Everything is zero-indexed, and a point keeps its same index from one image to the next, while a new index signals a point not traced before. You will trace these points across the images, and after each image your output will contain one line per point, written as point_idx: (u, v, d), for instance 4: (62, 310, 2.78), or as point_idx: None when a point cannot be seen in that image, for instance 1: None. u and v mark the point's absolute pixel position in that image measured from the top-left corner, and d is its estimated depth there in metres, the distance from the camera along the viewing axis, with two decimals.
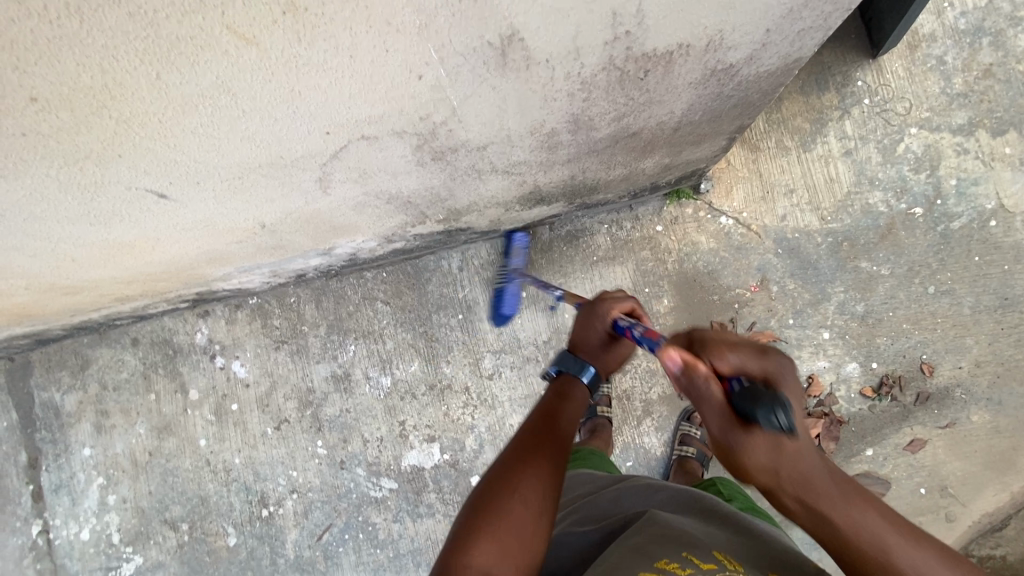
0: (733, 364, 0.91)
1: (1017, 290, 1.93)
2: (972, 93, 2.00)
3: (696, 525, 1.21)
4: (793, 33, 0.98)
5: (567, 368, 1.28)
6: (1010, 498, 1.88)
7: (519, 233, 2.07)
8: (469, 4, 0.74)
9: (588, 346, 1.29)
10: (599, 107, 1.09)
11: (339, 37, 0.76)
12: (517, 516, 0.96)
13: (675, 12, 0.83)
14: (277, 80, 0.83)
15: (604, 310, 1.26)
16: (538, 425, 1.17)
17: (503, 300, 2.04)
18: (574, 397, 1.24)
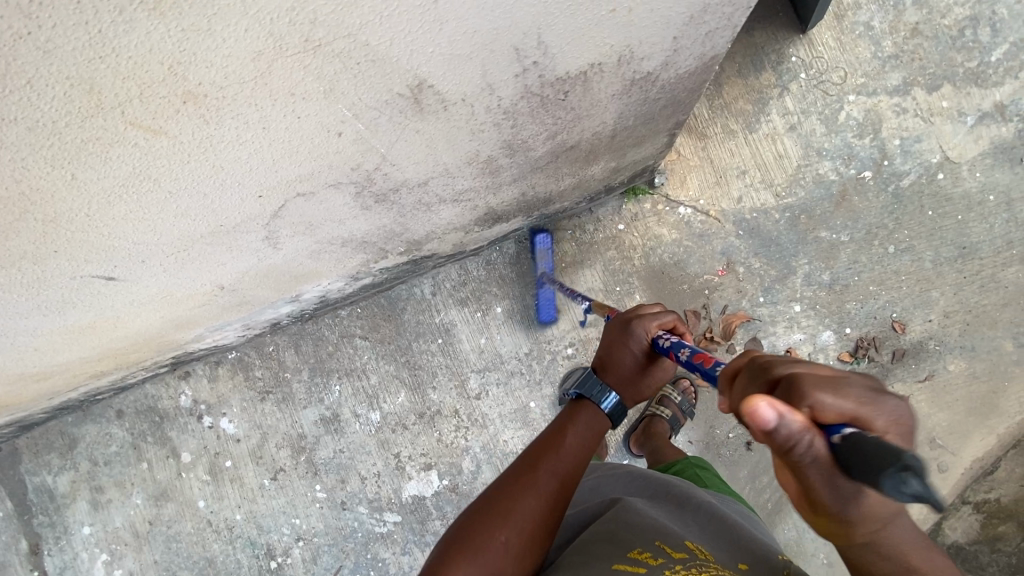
0: (842, 410, 0.68)
1: (973, 238, 1.98)
2: (902, 53, 2.04)
3: (673, 518, 1.25)
4: (701, 35, 1.00)
5: (590, 392, 1.24)
6: (997, 441, 1.92)
7: (541, 235, 2.07)
8: (369, 63, 0.76)
9: (617, 370, 1.24)
10: (530, 129, 1.11)
11: (245, 113, 0.78)
12: (498, 547, 1.04)
13: (578, 38, 0.85)
14: (196, 161, 0.84)
15: (639, 330, 1.20)
16: (535, 456, 1.18)
17: (540, 307, 2.10)
18: (585, 425, 1.23)
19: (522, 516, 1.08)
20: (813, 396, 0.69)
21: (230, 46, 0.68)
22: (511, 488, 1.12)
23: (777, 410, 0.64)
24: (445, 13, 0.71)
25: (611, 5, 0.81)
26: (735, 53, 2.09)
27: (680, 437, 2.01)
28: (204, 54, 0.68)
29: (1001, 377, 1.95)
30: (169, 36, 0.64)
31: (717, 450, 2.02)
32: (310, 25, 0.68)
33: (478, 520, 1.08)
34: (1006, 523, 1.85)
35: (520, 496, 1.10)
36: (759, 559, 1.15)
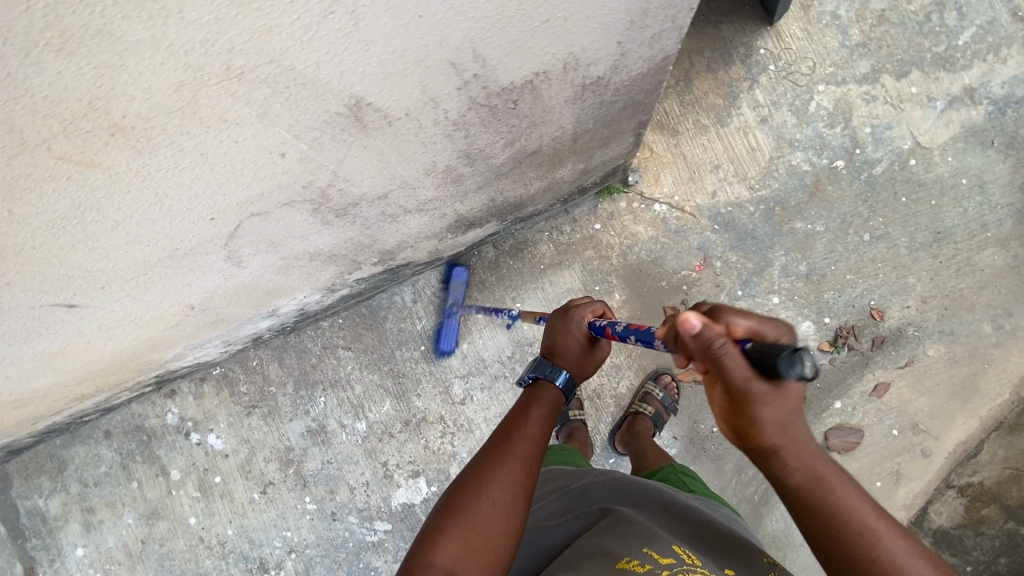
0: (748, 328, 0.91)
1: (947, 223, 1.98)
2: (870, 41, 2.04)
3: (659, 523, 1.26)
4: (647, 38, 1.01)
5: (544, 372, 1.24)
6: (979, 424, 1.93)
7: (458, 267, 2.11)
8: (299, 86, 0.76)
9: (565, 353, 1.25)
10: (485, 138, 1.11)
11: (179, 142, 0.78)
12: (483, 512, 0.99)
13: (516, 49, 0.85)
14: (137, 189, 0.84)
15: (576, 315, 1.26)
16: (507, 427, 1.15)
17: (441, 337, 2.12)
18: (548, 402, 1.20)
19: (503, 482, 1.03)
20: (727, 319, 0.92)
21: (148, 79, 0.68)
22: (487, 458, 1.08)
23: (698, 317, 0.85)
24: (370, 34, 0.72)
25: (544, 15, 0.81)
26: (704, 47, 2.09)
27: (664, 433, 2.02)
28: (122, 88, 0.68)
29: (980, 360, 1.95)
30: (84, 73, 0.64)
31: (702, 445, 2.03)
32: (229, 53, 0.68)
33: (455, 500, 1.02)
34: (990, 506, 1.86)
35: (499, 465, 1.06)
36: (744, 562, 1.17)
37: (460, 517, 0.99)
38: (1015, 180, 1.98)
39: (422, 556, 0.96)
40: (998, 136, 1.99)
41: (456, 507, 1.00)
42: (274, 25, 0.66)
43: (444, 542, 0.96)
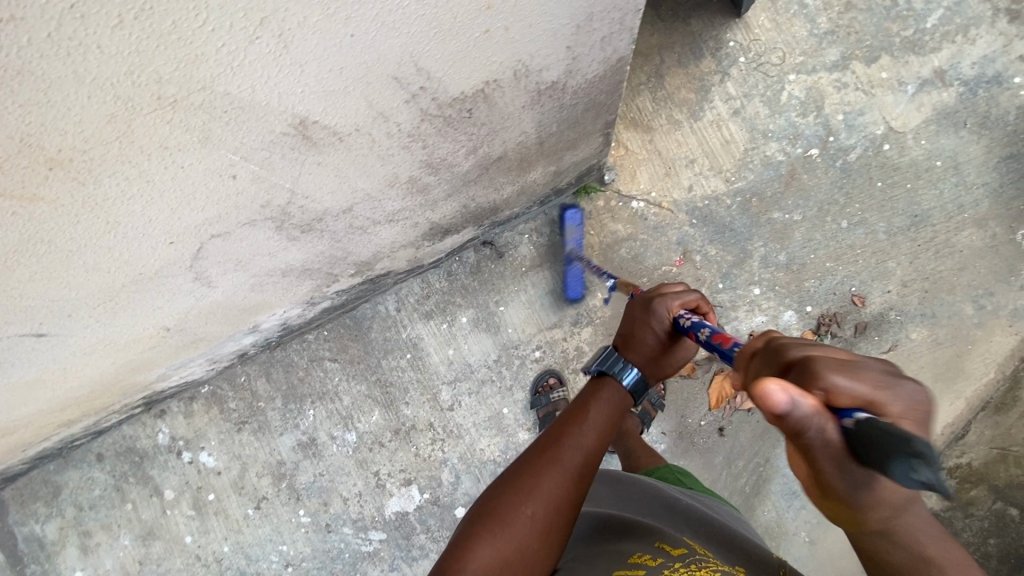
0: (856, 395, 0.68)
1: (924, 206, 1.99)
2: (838, 28, 2.05)
3: (667, 518, 1.28)
4: (597, 41, 1.01)
5: (612, 368, 1.11)
6: (967, 405, 1.92)
7: (571, 211, 2.03)
8: (237, 110, 0.76)
9: (639, 348, 1.12)
10: (444, 148, 1.12)
11: (122, 170, 0.79)
12: (523, 526, 0.95)
13: (459, 60, 0.86)
14: (88, 219, 0.85)
15: (662, 307, 1.11)
16: (557, 430, 1.07)
17: (567, 283, 2.06)
18: (609, 404, 1.09)
19: (546, 494, 0.98)
20: (827, 381, 0.68)
21: (77, 113, 0.68)
22: (532, 464, 1.02)
23: (789, 394, 0.62)
24: (302, 55, 0.72)
25: (483, 25, 0.81)
26: (674, 43, 2.10)
27: (653, 430, 2.02)
28: (51, 124, 0.68)
29: (964, 341, 1.95)
30: (11, 112, 0.64)
31: (691, 439, 2.03)
32: (157, 83, 0.68)
33: (495, 506, 0.97)
34: (979, 487, 1.86)
35: (544, 474, 1.00)
36: (753, 555, 1.19)
37: (499, 527, 0.94)
38: (989, 160, 1.98)
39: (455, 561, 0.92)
40: (970, 117, 2.00)
41: (494, 514, 0.96)
42: (199, 53, 0.67)
43: (480, 549, 0.92)
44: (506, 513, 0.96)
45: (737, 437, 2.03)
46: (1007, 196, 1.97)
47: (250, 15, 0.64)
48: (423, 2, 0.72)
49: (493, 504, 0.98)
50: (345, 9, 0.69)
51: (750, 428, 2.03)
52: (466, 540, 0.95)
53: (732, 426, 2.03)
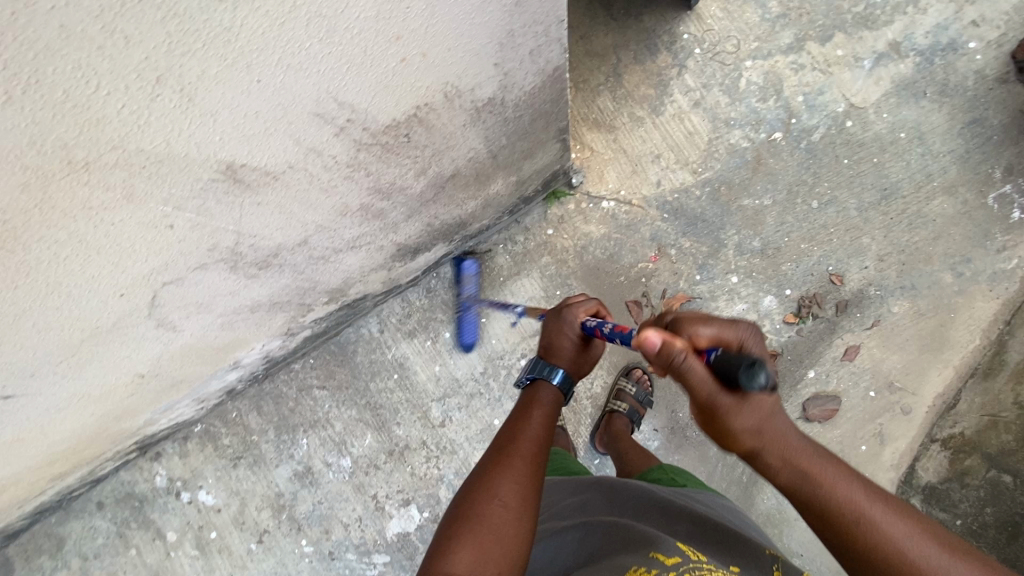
0: (710, 336, 0.91)
1: (892, 179, 1.98)
2: (790, 10, 2.05)
3: (661, 523, 1.26)
4: (526, 55, 1.02)
5: (541, 372, 1.21)
6: (955, 373, 1.91)
7: (467, 260, 2.09)
8: (156, 164, 0.77)
9: (561, 352, 1.22)
10: (391, 172, 1.12)
11: (50, 236, 0.80)
12: (497, 515, 0.96)
13: (382, 90, 0.87)
14: (29, 283, 0.85)
15: (570, 315, 1.22)
16: (508, 432, 1.13)
17: (461, 329, 2.09)
18: (547, 402, 1.19)
19: (512, 482, 1.01)
20: (690, 330, 0.91)
21: None
22: (489, 468, 1.05)
23: (659, 337, 0.86)
24: (211, 105, 0.73)
25: (399, 55, 0.83)
26: (628, 40, 2.10)
27: (645, 428, 2.02)
28: None
29: (947, 309, 1.94)
30: None
31: (683, 433, 2.02)
32: (64, 149, 0.69)
33: (465, 508, 0.99)
34: (972, 456, 1.85)
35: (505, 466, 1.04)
36: (751, 558, 1.15)
37: (474, 524, 0.95)
38: (952, 127, 1.98)
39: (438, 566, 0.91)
40: (929, 86, 2.00)
41: (464, 516, 0.97)
42: (101, 116, 0.68)
43: (459, 549, 0.92)
44: (477, 510, 0.97)
45: None
46: (973, 162, 1.97)
47: (144, 75, 0.65)
48: (325, 41, 0.74)
49: (462, 507, 0.99)
50: (245, 57, 0.70)
51: None
52: (444, 544, 0.95)
53: None
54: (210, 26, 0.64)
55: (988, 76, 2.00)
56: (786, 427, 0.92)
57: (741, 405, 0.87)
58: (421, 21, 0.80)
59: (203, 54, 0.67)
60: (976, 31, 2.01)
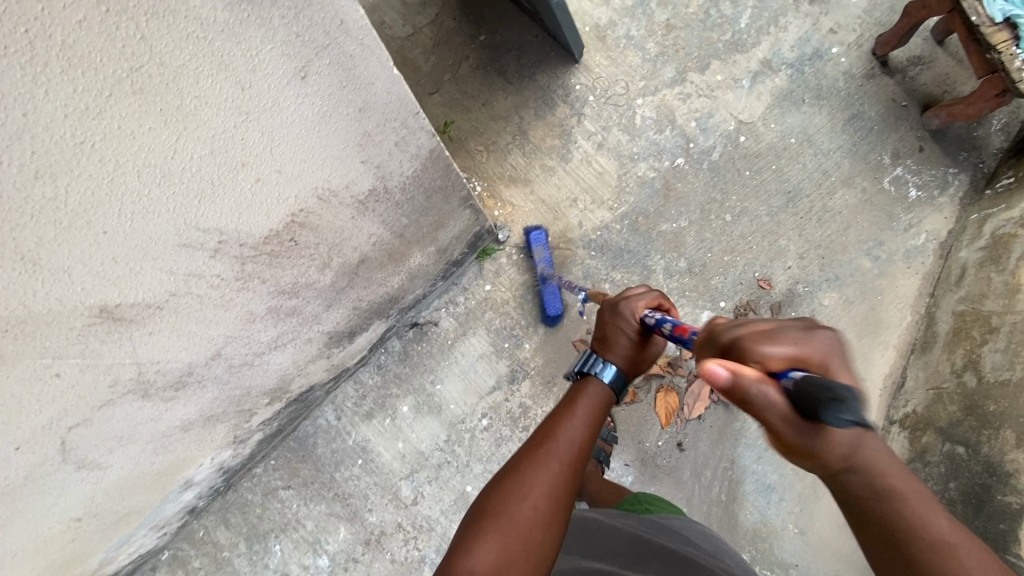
0: (785, 356, 0.79)
1: (794, 181, 2.10)
2: (667, 48, 2.21)
3: (634, 563, 1.13)
4: (392, 147, 1.12)
5: (592, 367, 1.12)
6: (896, 352, 1.98)
7: (535, 232, 2.09)
8: (19, 325, 0.79)
9: (616, 347, 1.15)
10: (290, 273, 1.16)
11: None
12: (525, 520, 0.94)
13: (246, 209, 0.93)
14: None
15: (628, 307, 1.16)
16: (548, 424, 1.06)
17: (545, 301, 2.06)
18: (596, 400, 1.09)
19: (546, 487, 0.97)
20: (757, 352, 0.80)
21: None
22: (532, 451, 1.01)
23: (726, 368, 0.74)
24: (60, 263, 0.77)
25: (252, 175, 0.90)
26: (527, 99, 2.23)
27: (615, 464, 2.00)
28: None
29: (874, 293, 2.02)
30: None
31: (655, 462, 2.01)
32: None
33: (495, 502, 0.96)
34: (928, 432, 1.80)
35: (540, 466, 0.99)
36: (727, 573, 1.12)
37: (501, 521, 0.94)
38: (836, 125, 2.13)
39: (461, 563, 0.92)
40: (806, 93, 2.16)
41: (494, 512, 0.95)
42: None
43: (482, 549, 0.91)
44: (504, 509, 0.95)
45: (697, 448, 2.02)
46: (862, 154, 2.10)
47: None
48: (165, 184, 0.80)
49: (491, 502, 0.97)
50: (82, 216, 0.75)
51: (707, 434, 2.02)
52: (469, 537, 0.95)
53: (690, 438, 2.02)
54: (34, 200, 0.69)
55: (856, 75, 2.16)
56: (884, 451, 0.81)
57: (825, 442, 0.76)
58: (264, 146, 0.88)
59: (35, 224, 0.71)
60: (836, 37, 2.18)
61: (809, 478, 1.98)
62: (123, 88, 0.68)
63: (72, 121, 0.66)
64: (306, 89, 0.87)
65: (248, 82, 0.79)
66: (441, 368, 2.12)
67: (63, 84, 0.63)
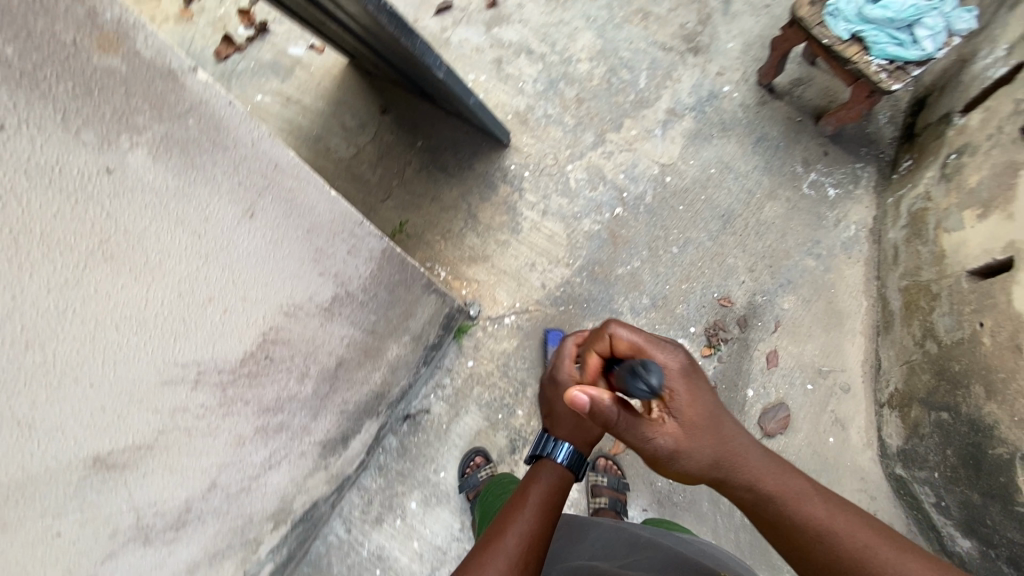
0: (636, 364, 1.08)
1: (725, 205, 2.29)
2: (582, 118, 2.46)
3: (626, 562, 1.16)
4: (346, 255, 1.26)
5: (546, 449, 1.25)
6: (864, 337, 2.08)
7: (554, 332, 2.19)
8: (18, 489, 0.82)
9: (562, 423, 1.27)
10: (273, 388, 1.24)
11: None
12: None
13: (220, 337, 1.03)
14: None
15: (561, 372, 1.20)
16: (503, 515, 1.15)
17: None
18: (548, 482, 1.21)
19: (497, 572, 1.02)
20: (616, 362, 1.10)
21: None
22: (488, 540, 1.09)
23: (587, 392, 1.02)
24: (53, 422, 0.83)
25: (220, 307, 1.00)
26: (470, 187, 2.43)
27: (633, 511, 1.98)
28: None
29: (826, 288, 2.15)
30: None
31: (671, 501, 1.99)
32: None
33: None
34: (914, 406, 1.85)
35: (492, 554, 1.05)
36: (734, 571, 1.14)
37: None
38: (747, 149, 2.36)
39: None
40: (713, 128, 2.40)
41: None
42: None
43: None
44: None
45: None
46: (776, 168, 2.32)
47: None
48: (142, 330, 0.89)
49: None
50: (69, 373, 0.82)
51: None
52: None
53: None
54: (25, 368, 0.76)
55: (751, 104, 2.42)
56: (746, 448, 1.08)
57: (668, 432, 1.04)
58: (226, 280, 0.99)
59: (28, 389, 0.78)
60: (725, 77, 2.46)
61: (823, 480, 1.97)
62: (96, 258, 0.79)
63: (55, 294, 0.76)
64: (255, 225, 1.01)
65: (203, 230, 0.92)
66: (442, 452, 2.13)
67: (43, 264, 0.73)
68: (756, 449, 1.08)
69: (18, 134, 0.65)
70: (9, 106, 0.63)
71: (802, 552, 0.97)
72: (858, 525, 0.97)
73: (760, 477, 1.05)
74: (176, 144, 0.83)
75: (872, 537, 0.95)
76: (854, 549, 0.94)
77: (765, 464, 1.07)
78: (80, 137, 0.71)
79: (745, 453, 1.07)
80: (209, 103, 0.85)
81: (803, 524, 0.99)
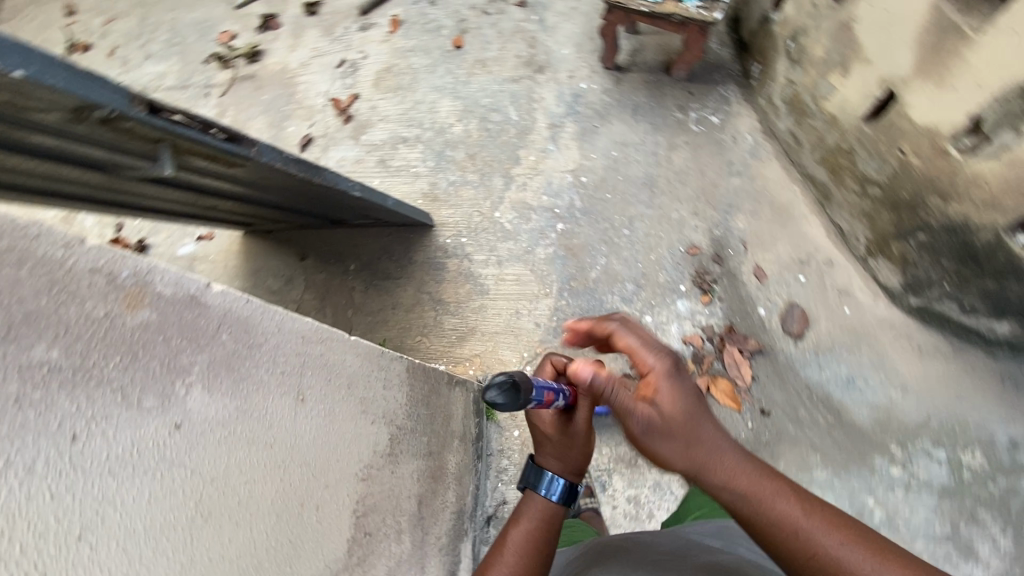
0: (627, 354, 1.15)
1: (643, 173, 2.45)
2: (483, 168, 2.56)
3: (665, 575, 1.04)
4: (381, 393, 1.22)
5: (530, 480, 1.23)
6: (815, 216, 2.28)
7: None
8: None
9: (546, 451, 1.25)
10: (382, 560, 1.12)
11: None
12: None
13: (324, 537, 0.94)
14: None
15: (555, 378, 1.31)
16: (489, 556, 1.18)
17: None
18: (535, 518, 1.20)
19: None
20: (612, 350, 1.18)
21: None
22: None
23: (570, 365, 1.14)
24: None
25: (313, 505, 0.93)
26: (420, 278, 2.42)
27: None
28: None
29: (761, 194, 2.34)
30: None
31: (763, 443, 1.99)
32: None
33: None
34: (892, 244, 2.02)
35: None
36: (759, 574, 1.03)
37: None
38: (630, 121, 2.55)
39: None
40: (593, 120, 2.58)
41: None
42: None
43: None
44: None
45: (777, 404, 2.05)
46: (662, 124, 2.52)
47: None
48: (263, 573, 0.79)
49: None
50: None
51: (772, 385, 2.07)
52: None
53: (766, 400, 2.05)
54: None
55: (611, 86, 2.64)
56: (721, 439, 1.02)
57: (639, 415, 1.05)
58: (308, 476, 0.93)
59: None
60: (577, 76, 2.67)
61: (865, 347, 2.08)
62: (199, 522, 0.70)
63: None
64: (308, 409, 0.96)
65: (273, 439, 0.86)
66: None
67: (158, 562, 0.64)
68: (728, 441, 1.02)
69: (90, 435, 0.58)
70: (73, 411, 0.57)
71: (773, 546, 0.91)
72: (834, 523, 0.90)
73: (734, 469, 0.98)
74: (221, 367, 0.78)
75: (849, 535, 0.89)
76: (830, 554, 0.87)
77: (741, 456, 1.00)
78: (143, 405, 0.64)
79: (720, 445, 1.01)
80: (232, 311, 0.81)
81: (777, 520, 0.91)
